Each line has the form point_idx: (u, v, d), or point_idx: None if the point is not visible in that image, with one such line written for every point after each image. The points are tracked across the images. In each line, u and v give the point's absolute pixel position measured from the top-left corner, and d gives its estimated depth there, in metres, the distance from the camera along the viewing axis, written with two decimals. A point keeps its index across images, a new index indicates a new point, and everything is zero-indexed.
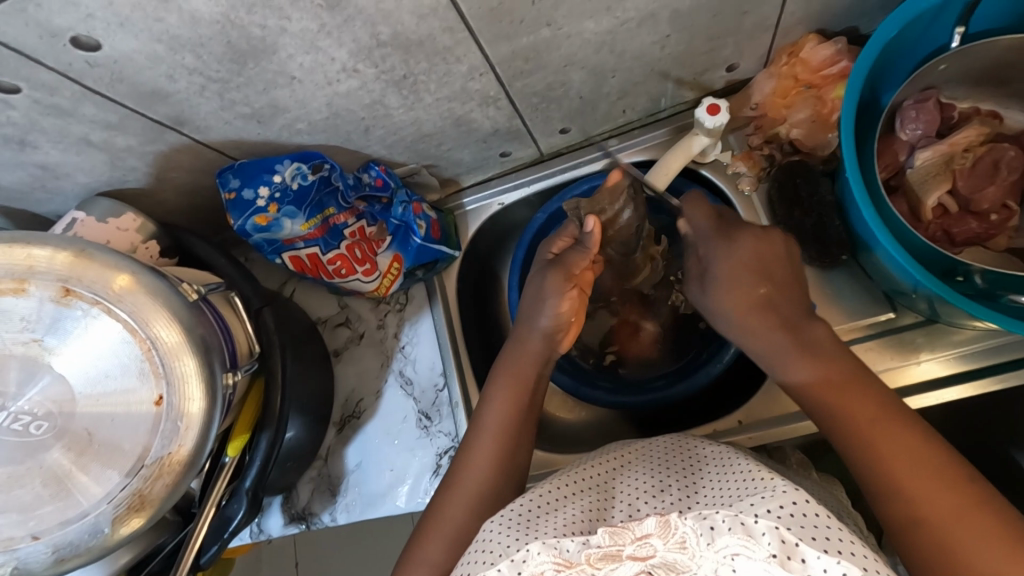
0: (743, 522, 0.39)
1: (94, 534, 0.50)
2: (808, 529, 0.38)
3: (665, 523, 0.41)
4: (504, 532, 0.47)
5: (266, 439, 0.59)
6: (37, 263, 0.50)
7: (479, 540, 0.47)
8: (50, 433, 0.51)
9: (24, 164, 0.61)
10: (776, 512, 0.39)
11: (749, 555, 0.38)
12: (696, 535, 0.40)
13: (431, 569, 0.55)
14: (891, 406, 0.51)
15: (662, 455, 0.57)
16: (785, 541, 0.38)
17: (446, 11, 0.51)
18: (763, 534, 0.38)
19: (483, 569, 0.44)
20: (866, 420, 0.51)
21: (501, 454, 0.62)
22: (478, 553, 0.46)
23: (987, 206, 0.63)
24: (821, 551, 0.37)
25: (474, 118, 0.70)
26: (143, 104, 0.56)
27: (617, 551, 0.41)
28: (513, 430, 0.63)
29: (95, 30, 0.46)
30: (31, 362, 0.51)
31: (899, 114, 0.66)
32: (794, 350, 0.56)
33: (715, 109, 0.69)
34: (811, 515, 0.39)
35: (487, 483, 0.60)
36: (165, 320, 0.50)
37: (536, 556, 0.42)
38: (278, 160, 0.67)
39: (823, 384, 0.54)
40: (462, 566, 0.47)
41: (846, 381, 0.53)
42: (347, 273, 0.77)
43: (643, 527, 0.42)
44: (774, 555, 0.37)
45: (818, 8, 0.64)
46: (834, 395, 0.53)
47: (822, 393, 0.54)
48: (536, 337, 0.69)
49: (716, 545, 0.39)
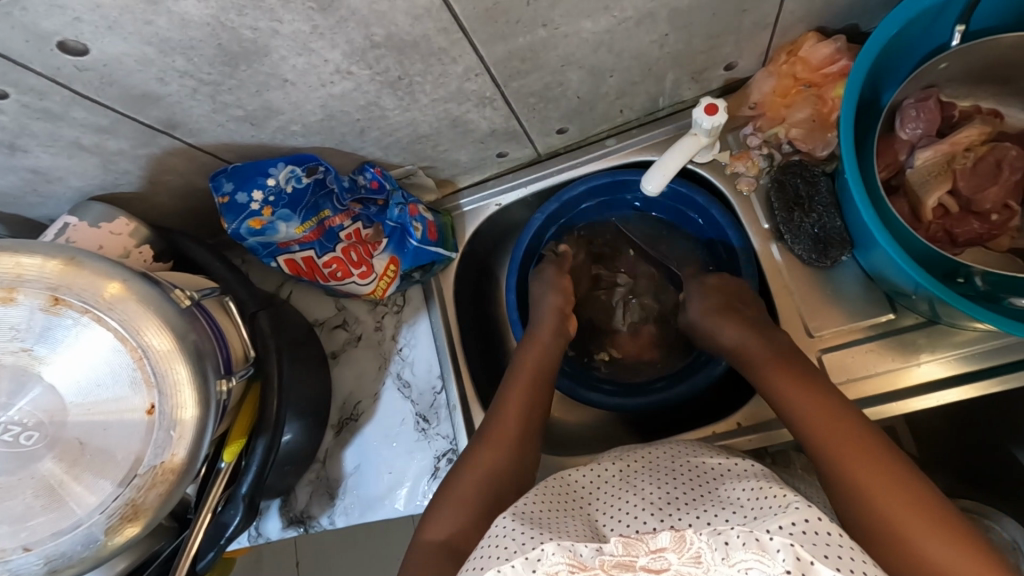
0: (757, 538, 0.39)
1: (87, 545, 0.50)
2: (821, 547, 0.39)
3: (681, 537, 0.41)
4: (518, 528, 0.46)
5: (262, 444, 0.59)
6: (26, 272, 0.49)
7: (491, 535, 0.47)
8: (41, 443, 0.50)
9: (16, 168, 0.60)
10: (789, 529, 0.40)
11: (764, 570, 0.38)
12: (710, 550, 0.40)
13: (461, 516, 0.56)
14: (840, 403, 0.54)
15: (669, 465, 0.56)
16: (799, 558, 0.38)
17: (440, 12, 0.51)
18: (778, 551, 0.38)
19: (495, 564, 0.43)
20: (817, 408, 0.54)
21: (524, 413, 0.64)
22: (490, 548, 0.45)
23: (989, 206, 0.62)
24: (833, 569, 0.38)
25: (470, 119, 0.69)
26: (134, 107, 0.55)
27: (631, 561, 0.40)
28: (532, 389, 0.66)
29: (83, 34, 0.46)
30: (20, 372, 0.50)
31: (899, 113, 0.65)
32: (748, 333, 0.63)
33: (712, 109, 0.67)
34: (823, 533, 0.39)
35: (512, 443, 0.62)
36: (157, 328, 0.50)
37: (551, 555, 0.42)
38: (272, 163, 0.66)
39: (779, 375, 0.58)
40: (473, 560, 0.46)
41: (801, 380, 0.57)
42: (343, 277, 0.76)
43: (658, 541, 0.41)
44: (789, 572, 0.37)
45: (818, 7, 0.63)
46: (785, 383, 0.57)
47: (776, 380, 0.58)
48: (547, 312, 0.75)
49: (731, 560, 0.39)
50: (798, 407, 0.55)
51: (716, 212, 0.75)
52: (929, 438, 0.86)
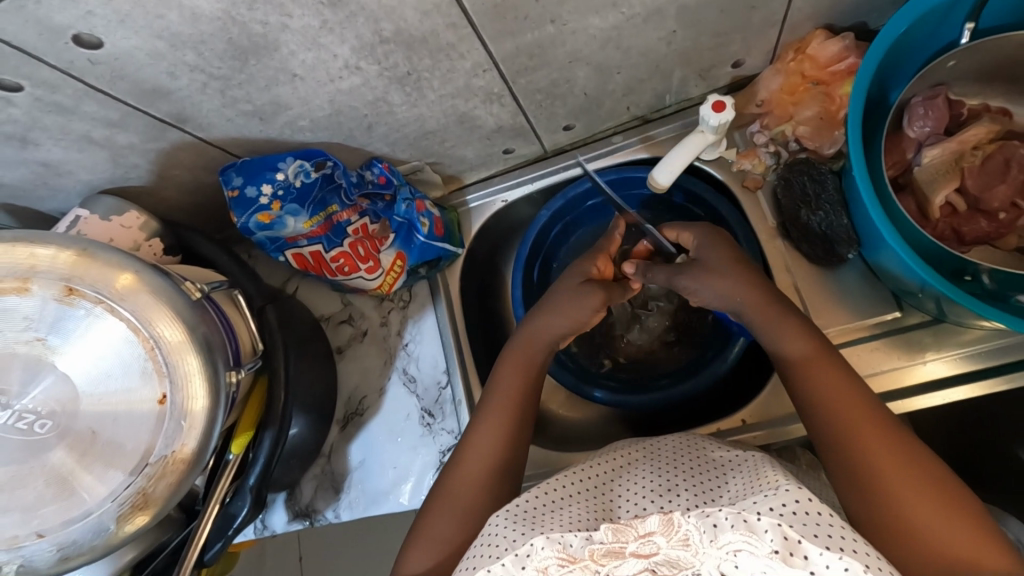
0: (745, 520, 0.40)
1: (98, 533, 0.50)
2: (811, 526, 0.39)
3: (669, 520, 0.42)
4: (508, 525, 0.47)
5: (269, 437, 0.59)
6: (39, 262, 0.49)
7: (485, 534, 0.48)
8: (54, 433, 0.51)
9: (27, 162, 0.61)
10: (778, 510, 0.40)
11: (752, 551, 0.39)
12: (698, 532, 0.41)
13: (443, 545, 0.55)
14: (869, 398, 0.53)
15: (672, 454, 0.57)
16: (787, 538, 0.38)
17: (449, 8, 0.51)
18: (766, 531, 0.39)
19: (487, 563, 0.44)
20: (848, 401, 0.52)
21: (506, 436, 0.62)
22: (484, 547, 0.46)
23: (997, 205, 0.62)
24: (823, 548, 0.38)
25: (477, 115, 0.69)
26: (145, 101, 0.56)
27: (620, 548, 0.42)
28: (520, 403, 0.64)
29: (96, 27, 0.46)
30: (33, 361, 0.50)
31: (907, 111, 0.65)
32: (788, 325, 0.57)
33: (719, 107, 0.66)
34: (813, 513, 0.39)
35: (493, 468, 0.60)
36: (169, 319, 0.50)
37: (540, 550, 0.42)
38: (281, 158, 0.67)
39: (813, 362, 0.55)
40: (468, 559, 0.47)
41: (837, 374, 0.54)
42: (350, 271, 0.76)
43: (647, 525, 0.42)
44: (776, 551, 0.38)
45: (826, 4, 0.63)
46: (816, 369, 0.55)
47: (807, 366, 0.55)
48: (543, 331, 0.68)
49: (719, 542, 0.40)
50: (826, 397, 0.53)
51: (724, 209, 0.75)
52: None
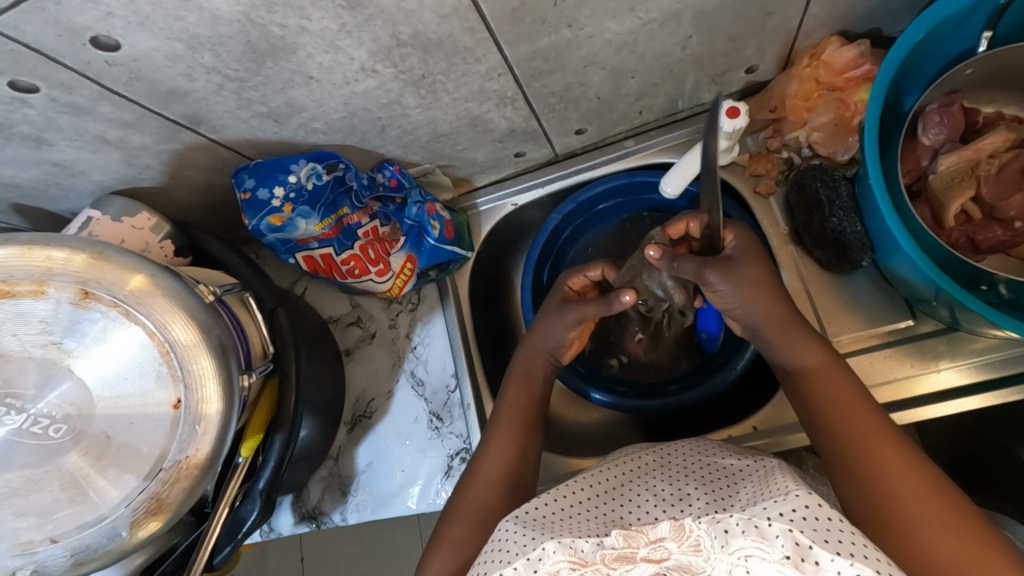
0: (756, 525, 0.40)
1: (111, 538, 0.50)
2: (822, 532, 0.38)
3: (680, 527, 0.42)
4: (519, 531, 0.46)
5: (279, 440, 0.59)
6: (55, 265, 0.49)
7: (494, 540, 0.47)
8: (68, 437, 0.51)
9: (40, 162, 0.61)
10: (789, 515, 0.40)
11: (763, 557, 0.38)
12: (709, 538, 0.41)
13: (455, 547, 0.55)
14: (879, 410, 0.53)
15: (683, 463, 0.57)
16: (798, 544, 0.38)
17: (467, 11, 0.51)
18: (777, 537, 0.39)
19: (499, 567, 0.44)
20: (858, 411, 0.53)
21: (514, 451, 0.62)
22: (494, 552, 0.45)
23: (1014, 213, 0.61)
24: (835, 554, 0.37)
25: (490, 118, 0.69)
26: (160, 102, 0.55)
27: (631, 553, 0.42)
28: (524, 419, 0.65)
29: (115, 29, 0.46)
30: (49, 364, 0.50)
31: (922, 118, 0.64)
32: (797, 340, 0.58)
33: (734, 112, 0.66)
34: (824, 519, 0.39)
35: (499, 476, 0.60)
36: (183, 321, 0.50)
37: (552, 554, 0.42)
38: (293, 160, 0.66)
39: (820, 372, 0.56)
40: (479, 565, 0.46)
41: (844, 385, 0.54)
42: (360, 274, 0.76)
43: (658, 530, 0.42)
44: (788, 557, 0.38)
45: (843, 10, 0.63)
46: (820, 380, 0.55)
47: (813, 377, 0.56)
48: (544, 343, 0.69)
49: (730, 548, 0.40)
50: (833, 406, 0.54)
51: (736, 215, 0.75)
52: (939, 443, 0.86)
